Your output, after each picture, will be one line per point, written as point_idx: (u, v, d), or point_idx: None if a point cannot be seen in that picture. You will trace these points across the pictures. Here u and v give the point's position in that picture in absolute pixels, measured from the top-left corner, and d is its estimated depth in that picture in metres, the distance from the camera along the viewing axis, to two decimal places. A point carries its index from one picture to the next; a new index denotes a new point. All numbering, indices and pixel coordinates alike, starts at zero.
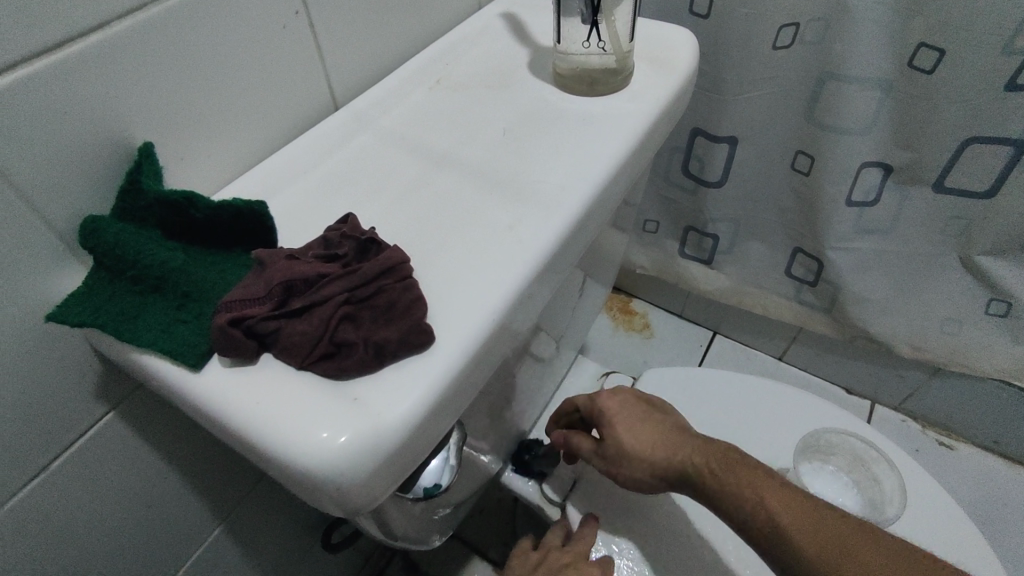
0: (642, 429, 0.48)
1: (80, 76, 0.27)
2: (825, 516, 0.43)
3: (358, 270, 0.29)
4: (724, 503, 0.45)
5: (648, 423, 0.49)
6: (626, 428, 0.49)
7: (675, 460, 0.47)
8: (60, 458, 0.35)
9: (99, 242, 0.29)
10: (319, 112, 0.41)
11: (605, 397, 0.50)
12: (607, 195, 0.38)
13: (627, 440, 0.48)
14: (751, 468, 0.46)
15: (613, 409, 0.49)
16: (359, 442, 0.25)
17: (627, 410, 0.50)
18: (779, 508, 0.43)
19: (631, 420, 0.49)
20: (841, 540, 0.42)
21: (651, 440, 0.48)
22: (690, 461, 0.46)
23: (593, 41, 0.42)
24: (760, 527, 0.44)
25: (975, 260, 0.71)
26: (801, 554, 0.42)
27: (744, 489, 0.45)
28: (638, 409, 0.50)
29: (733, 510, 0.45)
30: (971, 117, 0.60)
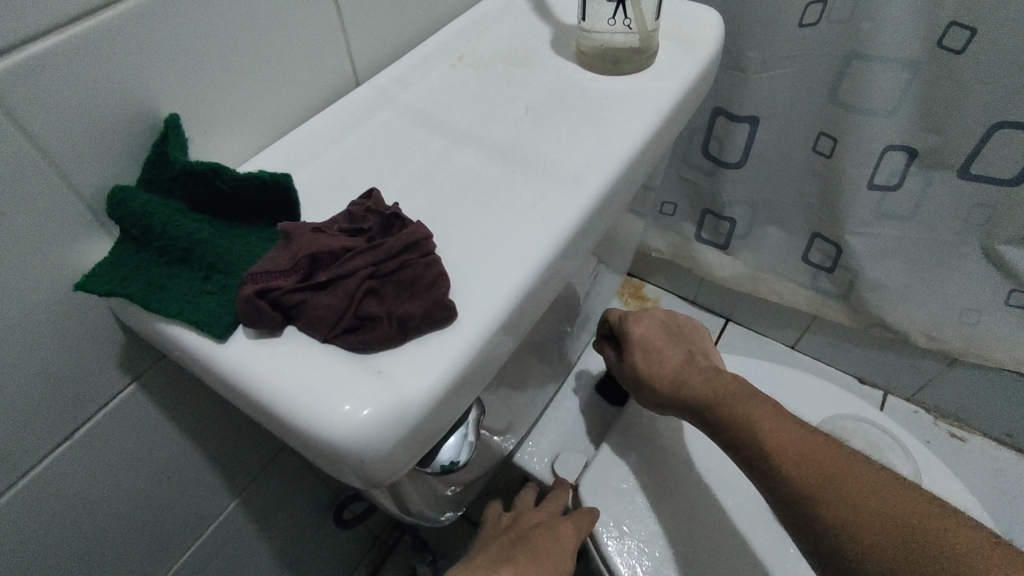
0: (659, 354, 0.52)
1: (111, 46, 0.27)
2: (819, 447, 0.43)
3: (382, 245, 0.29)
4: (722, 429, 0.47)
5: (667, 347, 0.52)
6: (647, 349, 0.52)
7: (683, 383, 0.49)
8: (85, 426, 0.36)
9: (126, 212, 0.29)
10: (342, 86, 0.40)
11: (633, 322, 0.54)
12: (630, 175, 0.38)
13: (643, 356, 0.52)
14: (748, 397, 0.46)
15: (638, 331, 0.53)
16: (381, 414, 0.25)
17: (648, 336, 0.53)
18: (771, 431, 0.44)
19: (651, 341, 0.53)
20: (825, 463, 0.42)
21: (666, 360, 0.51)
22: (695, 383, 0.49)
23: (618, 19, 0.41)
24: (750, 451, 0.44)
25: (997, 249, 0.70)
26: (783, 476, 0.42)
27: (740, 414, 0.45)
28: (660, 334, 0.53)
29: (728, 433, 0.46)
30: (1003, 100, 0.58)
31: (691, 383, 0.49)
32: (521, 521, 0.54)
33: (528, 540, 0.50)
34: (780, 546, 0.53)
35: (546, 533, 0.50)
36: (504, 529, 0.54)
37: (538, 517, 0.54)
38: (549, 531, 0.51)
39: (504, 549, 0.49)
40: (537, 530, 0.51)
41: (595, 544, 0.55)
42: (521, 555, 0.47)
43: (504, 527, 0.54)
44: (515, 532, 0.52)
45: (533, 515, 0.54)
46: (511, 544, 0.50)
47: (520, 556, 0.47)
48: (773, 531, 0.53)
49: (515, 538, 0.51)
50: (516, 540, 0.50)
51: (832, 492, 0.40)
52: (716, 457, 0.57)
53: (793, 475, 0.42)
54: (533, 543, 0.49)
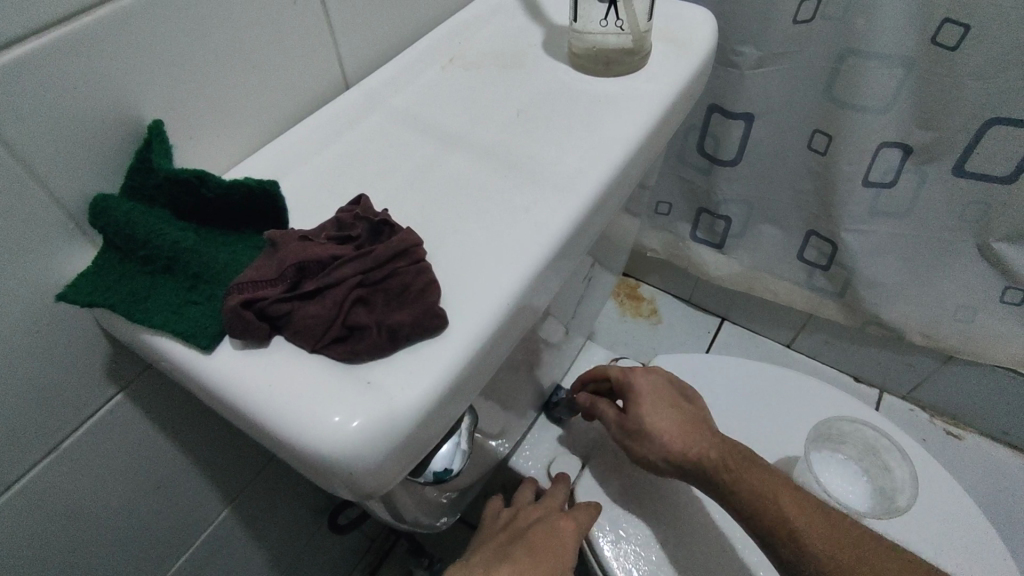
0: (666, 414, 0.49)
1: (90, 50, 0.26)
2: (826, 514, 0.45)
3: (371, 253, 0.28)
4: (735, 495, 0.46)
5: (673, 410, 0.50)
6: (653, 409, 0.49)
7: (694, 451, 0.47)
8: (70, 438, 0.35)
9: (110, 221, 0.28)
10: (331, 90, 0.40)
11: (639, 374, 0.51)
12: (624, 177, 0.37)
13: (651, 418, 0.49)
14: (758, 464, 0.47)
15: (645, 388, 0.50)
16: (371, 426, 0.25)
17: (655, 390, 0.50)
18: (786, 503, 0.45)
19: (658, 401, 0.50)
20: (840, 535, 0.44)
21: (675, 424, 0.48)
22: (708, 455, 0.47)
23: (610, 20, 0.41)
24: (767, 524, 0.45)
25: (992, 247, 0.70)
26: (805, 549, 0.43)
27: (756, 484, 0.46)
28: (666, 394, 0.51)
29: (740, 502, 0.46)
30: (995, 97, 0.59)
31: (705, 453, 0.47)
32: (521, 517, 0.52)
33: (527, 538, 0.48)
34: None
35: (547, 529, 0.49)
36: (502, 526, 0.53)
37: (538, 512, 0.52)
38: (548, 528, 0.50)
39: (501, 547, 0.48)
40: (536, 526, 0.50)
41: (592, 547, 0.55)
42: (521, 553, 0.46)
43: (502, 525, 0.53)
44: (513, 529, 0.51)
45: (533, 510, 0.53)
46: (511, 541, 0.49)
47: (518, 552, 0.46)
48: None
49: (514, 536, 0.50)
50: (515, 538, 0.49)
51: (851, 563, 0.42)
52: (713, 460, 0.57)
53: (813, 547, 0.43)
54: (533, 539, 0.48)
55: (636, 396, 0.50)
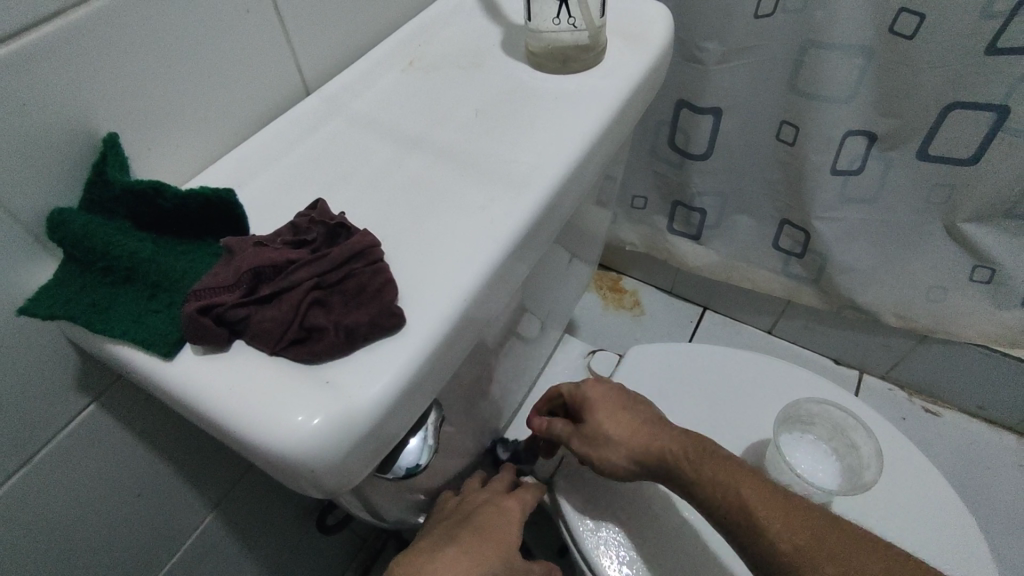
0: (621, 419, 0.50)
1: (42, 65, 0.27)
2: (792, 503, 0.44)
3: (326, 256, 0.29)
4: (699, 490, 0.46)
5: (628, 413, 0.51)
6: (608, 415, 0.50)
7: (654, 451, 0.48)
8: (43, 450, 0.35)
9: (69, 235, 0.29)
10: (291, 98, 0.40)
11: (589, 386, 0.52)
12: (581, 171, 0.38)
13: (605, 424, 0.50)
14: (724, 459, 0.47)
15: (596, 399, 0.51)
16: (333, 425, 0.25)
17: (607, 398, 0.51)
18: (746, 491, 0.44)
19: (611, 407, 0.51)
20: (806, 527, 0.42)
21: (626, 427, 0.50)
22: (667, 450, 0.47)
23: (563, 18, 0.41)
24: (733, 517, 0.44)
25: (959, 227, 0.73)
26: (765, 538, 0.42)
27: (716, 480, 0.45)
28: (619, 399, 0.52)
29: (704, 496, 0.46)
30: (952, 83, 0.61)
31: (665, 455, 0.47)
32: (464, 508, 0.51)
33: (476, 520, 0.48)
34: None
35: (496, 513, 0.50)
36: (444, 509, 0.52)
37: (483, 495, 0.52)
38: (497, 510, 0.50)
39: (448, 529, 0.47)
40: (485, 508, 0.50)
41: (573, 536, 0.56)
42: (472, 536, 0.46)
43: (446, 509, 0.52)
44: (459, 512, 0.50)
45: (478, 493, 0.52)
46: (455, 524, 0.48)
47: (469, 535, 0.46)
48: None
49: (460, 518, 0.49)
50: (463, 519, 0.49)
51: (813, 550, 0.41)
52: None
53: (776, 536, 0.42)
54: (481, 523, 0.48)
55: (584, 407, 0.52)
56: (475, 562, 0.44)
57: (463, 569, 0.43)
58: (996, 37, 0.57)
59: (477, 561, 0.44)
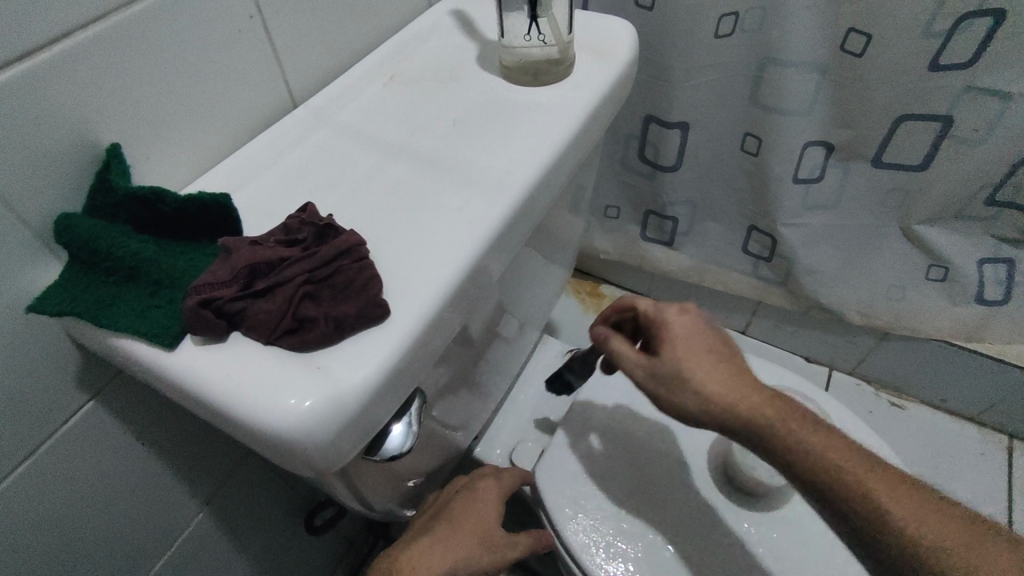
0: (713, 369, 0.43)
1: (50, 81, 0.29)
2: (896, 477, 0.41)
3: (317, 254, 0.31)
4: (798, 459, 0.42)
5: (719, 358, 0.44)
6: (696, 360, 0.43)
7: (749, 412, 0.42)
8: (47, 443, 0.37)
9: (76, 238, 0.31)
10: (279, 111, 0.43)
11: (674, 320, 0.44)
12: (551, 176, 0.41)
13: (696, 369, 0.43)
14: (823, 430, 0.43)
15: (681, 335, 0.44)
16: (324, 406, 0.28)
17: (692, 336, 0.44)
18: (853, 466, 0.41)
19: (701, 352, 0.43)
20: (917, 506, 0.40)
21: (725, 380, 0.43)
22: (762, 412, 0.42)
23: (533, 34, 0.44)
24: (840, 492, 0.41)
25: (914, 229, 0.79)
26: (878, 517, 0.40)
27: (826, 456, 0.42)
28: (704, 339, 0.44)
29: (801, 467, 0.42)
30: (901, 96, 0.66)
31: (768, 421, 0.42)
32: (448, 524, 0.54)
33: (449, 512, 0.51)
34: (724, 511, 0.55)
35: (469, 500, 0.51)
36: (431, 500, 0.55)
37: (459, 484, 0.54)
38: (469, 498, 0.51)
39: (426, 523, 0.51)
40: (456, 497, 0.52)
41: (559, 532, 0.54)
42: (442, 528, 0.49)
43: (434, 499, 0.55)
44: (439, 504, 0.53)
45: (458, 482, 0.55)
46: (433, 516, 0.51)
47: (440, 527, 0.49)
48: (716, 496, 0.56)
49: (438, 511, 0.52)
50: (439, 512, 0.52)
51: (928, 529, 0.39)
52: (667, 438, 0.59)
53: (890, 516, 0.39)
54: (454, 514, 0.50)
55: (681, 362, 0.43)
56: (443, 556, 0.46)
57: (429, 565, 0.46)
58: (938, 56, 0.62)
59: (445, 553, 0.47)
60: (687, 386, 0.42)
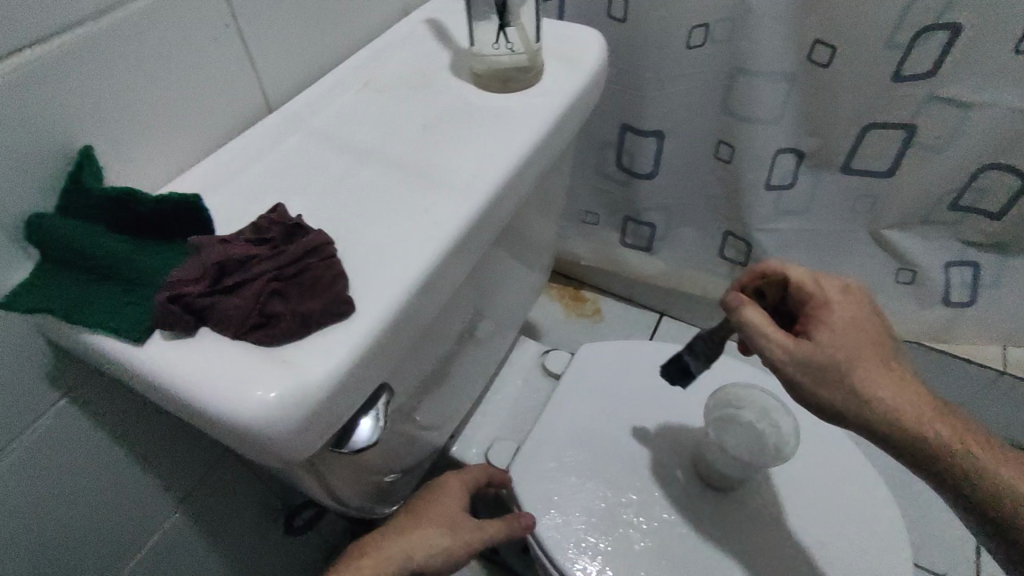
0: (866, 361, 0.44)
1: (24, 85, 0.30)
2: (997, 449, 0.46)
3: (285, 252, 0.33)
4: (928, 447, 0.44)
5: (868, 350, 0.45)
6: (848, 353, 0.44)
7: (893, 405, 0.44)
8: (18, 439, 0.38)
9: (51, 236, 0.32)
10: (253, 115, 0.44)
11: (833, 308, 0.45)
12: (518, 178, 0.43)
13: (844, 362, 0.44)
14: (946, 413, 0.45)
15: (840, 323, 0.45)
16: (288, 398, 0.29)
17: (852, 326, 0.45)
18: (968, 445, 0.45)
19: (852, 342, 0.44)
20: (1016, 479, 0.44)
21: (871, 372, 0.44)
22: (899, 404, 0.44)
23: (502, 43, 0.46)
24: (955, 471, 0.45)
25: (883, 233, 0.81)
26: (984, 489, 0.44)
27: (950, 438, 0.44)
28: (860, 327, 0.45)
29: (927, 453, 0.45)
30: (866, 106, 0.69)
31: (912, 413, 0.44)
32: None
33: (414, 504, 0.53)
34: (693, 506, 0.57)
35: (433, 491, 0.54)
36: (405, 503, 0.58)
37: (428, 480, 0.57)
38: (434, 489, 0.54)
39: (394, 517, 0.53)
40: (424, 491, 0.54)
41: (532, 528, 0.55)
42: (405, 518, 0.51)
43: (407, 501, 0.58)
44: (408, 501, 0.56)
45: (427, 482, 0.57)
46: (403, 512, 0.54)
47: (404, 517, 0.51)
48: (686, 493, 0.57)
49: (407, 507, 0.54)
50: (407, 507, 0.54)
51: None
52: (639, 435, 0.60)
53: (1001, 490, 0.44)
54: (419, 505, 0.52)
55: (831, 351, 0.44)
56: (405, 540, 0.48)
57: (393, 550, 0.48)
58: (900, 67, 0.64)
59: (407, 538, 0.49)
60: (838, 378, 0.44)
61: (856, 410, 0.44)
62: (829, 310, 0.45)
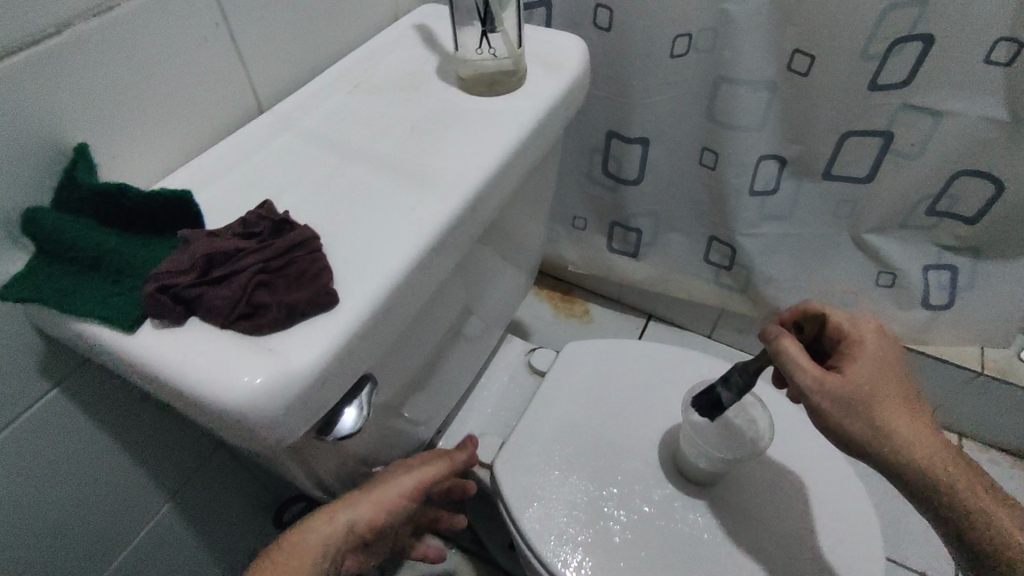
0: (892, 400, 0.45)
1: (19, 84, 0.32)
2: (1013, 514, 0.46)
3: (272, 245, 0.34)
4: (945, 492, 0.45)
5: (896, 391, 0.46)
6: (875, 389, 0.45)
7: (915, 446, 0.44)
8: (10, 428, 0.39)
9: (43, 228, 0.34)
10: (245, 116, 0.45)
11: (865, 345, 0.47)
12: (499, 178, 0.44)
13: (870, 397, 0.45)
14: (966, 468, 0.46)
15: (870, 360, 0.47)
16: (272, 384, 0.30)
17: (881, 366, 0.47)
18: (984, 500, 0.45)
19: (879, 381, 0.46)
20: None
21: (896, 410, 0.45)
22: (921, 447, 0.44)
23: (485, 48, 0.48)
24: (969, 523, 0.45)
25: (863, 237, 0.83)
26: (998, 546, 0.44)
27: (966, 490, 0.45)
28: (889, 369, 0.47)
29: (944, 499, 0.45)
30: (844, 114, 0.71)
31: (932, 456, 0.45)
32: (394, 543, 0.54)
33: None
34: (672, 500, 0.58)
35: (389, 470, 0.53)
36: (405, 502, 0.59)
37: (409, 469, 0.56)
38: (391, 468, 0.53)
39: None
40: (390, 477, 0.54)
41: (514, 521, 0.57)
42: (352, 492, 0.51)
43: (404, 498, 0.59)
44: None
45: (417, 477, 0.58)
46: None
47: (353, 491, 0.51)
48: (666, 487, 0.59)
49: None
50: None
51: None
52: (621, 431, 0.62)
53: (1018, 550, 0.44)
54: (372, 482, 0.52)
55: (862, 387, 0.45)
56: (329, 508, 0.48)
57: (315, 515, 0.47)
58: (876, 75, 0.67)
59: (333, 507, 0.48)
60: (865, 411, 0.45)
61: (874, 444, 0.45)
62: (861, 348, 0.47)
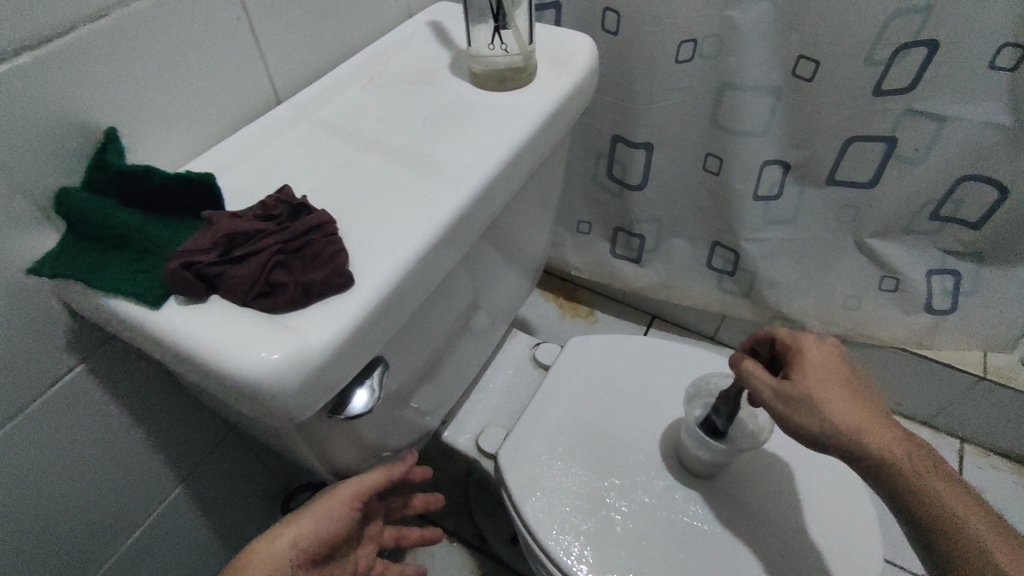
0: (844, 398, 0.46)
1: (52, 71, 0.33)
2: (980, 512, 0.44)
3: (291, 227, 0.35)
4: (908, 488, 0.44)
5: (847, 390, 0.46)
6: (824, 388, 0.46)
7: (870, 442, 0.44)
8: (34, 403, 0.40)
9: (73, 208, 0.35)
10: (263, 107, 0.47)
11: (812, 348, 0.49)
12: (509, 169, 0.45)
13: (822, 395, 0.46)
14: (928, 464, 0.45)
15: (817, 362, 0.48)
16: (289, 358, 0.31)
17: (830, 367, 0.48)
18: (947, 495, 0.44)
19: (830, 380, 0.47)
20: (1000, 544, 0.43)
21: (849, 408, 0.46)
22: (877, 442, 0.44)
23: (496, 44, 0.49)
24: (935, 519, 0.44)
25: (866, 241, 0.84)
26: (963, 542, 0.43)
27: (927, 486, 0.44)
28: (840, 370, 0.48)
29: (907, 496, 0.44)
30: (848, 121, 0.72)
31: (887, 448, 0.44)
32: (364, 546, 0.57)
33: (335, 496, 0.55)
34: (674, 494, 0.59)
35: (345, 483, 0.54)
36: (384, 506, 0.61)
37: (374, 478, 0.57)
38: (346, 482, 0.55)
39: None
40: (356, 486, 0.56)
41: (518, 510, 0.58)
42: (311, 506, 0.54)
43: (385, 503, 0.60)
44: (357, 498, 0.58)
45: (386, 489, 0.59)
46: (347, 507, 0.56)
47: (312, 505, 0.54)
48: (668, 479, 0.60)
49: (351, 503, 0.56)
50: None
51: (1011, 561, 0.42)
52: (624, 425, 0.63)
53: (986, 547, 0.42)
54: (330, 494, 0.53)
55: (813, 390, 0.46)
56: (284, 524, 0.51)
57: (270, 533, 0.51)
58: (880, 81, 0.67)
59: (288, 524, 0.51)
60: (817, 409, 0.45)
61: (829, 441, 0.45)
62: (807, 351, 0.49)
